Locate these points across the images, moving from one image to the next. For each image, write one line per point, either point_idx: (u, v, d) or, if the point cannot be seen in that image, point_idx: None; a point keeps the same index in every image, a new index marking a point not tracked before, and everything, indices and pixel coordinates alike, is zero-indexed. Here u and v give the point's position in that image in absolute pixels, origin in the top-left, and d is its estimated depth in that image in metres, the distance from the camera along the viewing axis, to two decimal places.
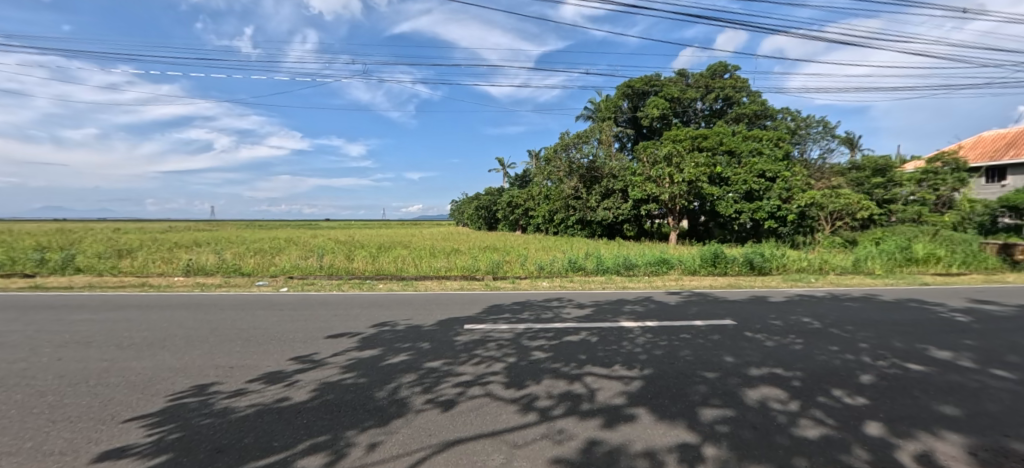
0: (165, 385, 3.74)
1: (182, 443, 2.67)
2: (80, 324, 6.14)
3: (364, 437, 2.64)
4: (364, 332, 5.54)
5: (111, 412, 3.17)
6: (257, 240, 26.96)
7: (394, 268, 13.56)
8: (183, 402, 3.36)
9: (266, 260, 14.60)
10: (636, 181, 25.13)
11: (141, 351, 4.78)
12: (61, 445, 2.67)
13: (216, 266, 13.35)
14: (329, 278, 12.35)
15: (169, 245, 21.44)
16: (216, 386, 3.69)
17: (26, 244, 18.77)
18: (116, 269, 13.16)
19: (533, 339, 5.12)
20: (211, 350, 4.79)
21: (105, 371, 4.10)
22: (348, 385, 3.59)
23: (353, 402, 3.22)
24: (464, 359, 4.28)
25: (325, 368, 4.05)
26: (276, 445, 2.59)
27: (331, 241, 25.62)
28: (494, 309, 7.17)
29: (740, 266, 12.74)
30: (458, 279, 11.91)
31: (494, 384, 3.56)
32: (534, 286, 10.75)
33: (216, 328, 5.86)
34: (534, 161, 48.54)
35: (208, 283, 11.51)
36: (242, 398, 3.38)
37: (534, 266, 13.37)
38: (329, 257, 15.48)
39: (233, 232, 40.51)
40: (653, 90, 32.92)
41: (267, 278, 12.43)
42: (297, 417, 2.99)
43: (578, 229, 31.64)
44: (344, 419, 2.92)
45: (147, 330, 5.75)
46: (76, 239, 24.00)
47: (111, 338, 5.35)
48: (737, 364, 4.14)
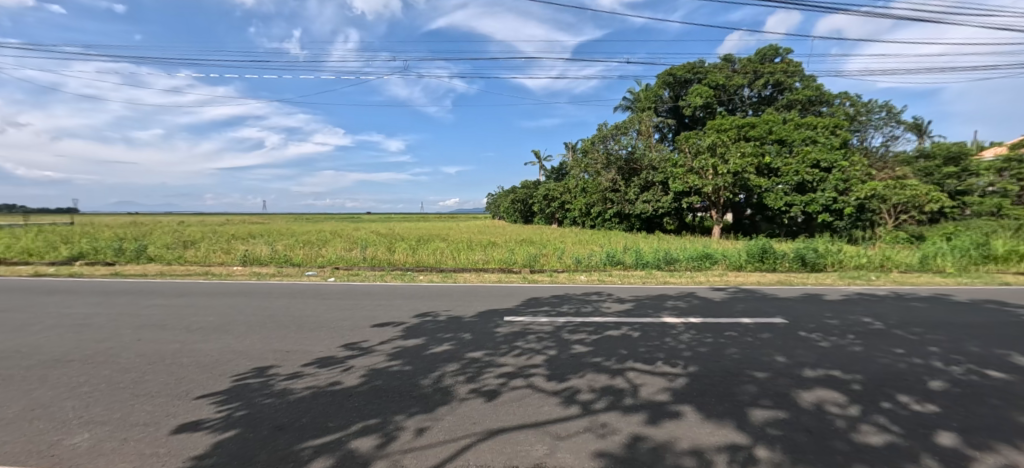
0: (231, 366, 4.05)
1: (248, 419, 2.89)
2: (154, 308, 6.72)
3: (412, 422, 2.75)
4: (407, 322, 5.72)
5: (185, 389, 3.48)
6: (305, 232, 28.57)
7: (433, 260, 13.88)
8: (246, 382, 3.61)
9: (314, 252, 15.37)
10: (677, 173, 24.34)
11: (207, 334, 5.18)
12: (145, 417, 2.96)
13: (269, 256, 14.22)
14: (372, 269, 12.85)
15: (227, 237, 23.07)
16: (275, 369, 3.95)
17: (105, 235, 20.79)
18: (183, 259, 14.30)
19: (573, 332, 5.11)
20: (268, 335, 5.12)
21: (179, 352, 4.49)
22: (394, 372, 3.74)
23: (399, 389, 3.34)
24: (505, 350, 4.33)
25: (373, 355, 4.22)
26: (331, 425, 2.74)
27: (373, 234, 26.49)
28: (532, 302, 7.19)
29: (790, 262, 12.07)
30: (495, 272, 12.04)
31: (535, 376, 3.59)
32: (571, 279, 10.72)
33: (271, 315, 6.23)
34: (571, 153, 48.22)
35: (262, 272, 12.29)
36: (298, 381, 3.60)
37: (572, 259, 13.30)
38: (371, 249, 16.09)
39: (283, 225, 42.67)
40: (695, 78, 31.59)
41: (315, 268, 13.12)
42: (347, 400, 3.15)
43: (616, 222, 31.19)
44: (392, 404, 3.05)
45: (212, 315, 6.25)
46: (147, 231, 26.16)
47: (181, 322, 5.82)
48: (789, 365, 3.95)
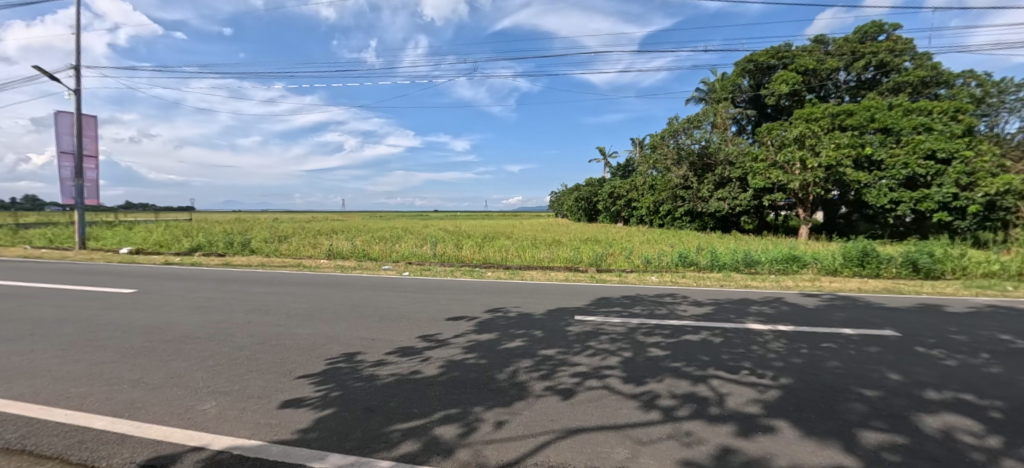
0: (325, 350, 4.43)
1: (342, 400, 3.15)
2: (259, 295, 7.58)
3: (491, 415, 2.81)
4: (479, 317, 5.88)
5: (289, 368, 3.87)
6: (381, 228, 30.43)
7: (499, 257, 14.14)
8: (338, 366, 3.93)
9: (389, 247, 16.35)
10: (758, 168, 22.51)
11: (303, 320, 5.72)
12: (258, 390, 3.33)
13: (350, 251, 15.39)
14: (442, 264, 13.38)
15: (314, 232, 25.30)
16: (362, 355, 4.25)
17: (217, 230, 23.84)
18: (278, 252, 15.95)
19: (648, 335, 4.92)
20: (354, 324, 5.53)
21: (281, 334, 5.01)
22: (471, 365, 3.85)
23: (476, 381, 3.44)
24: (578, 350, 4.28)
25: (450, 348, 4.39)
26: (416, 412, 2.89)
27: (442, 231, 27.59)
28: (602, 302, 7.04)
29: (898, 267, 10.64)
30: (561, 270, 11.97)
31: (611, 378, 3.51)
32: (641, 280, 10.36)
33: (356, 305, 6.73)
34: (639, 149, 46.64)
35: (345, 265, 13.34)
36: (383, 368, 3.84)
37: (641, 259, 12.84)
38: (441, 245, 16.74)
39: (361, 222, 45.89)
40: (780, 64, 28.91)
41: (391, 262, 13.95)
42: (429, 389, 3.30)
43: (687, 221, 29.57)
44: (471, 395, 3.15)
45: (306, 303, 6.90)
46: (250, 227, 29.52)
47: (281, 308, 6.50)
48: (906, 384, 3.47)
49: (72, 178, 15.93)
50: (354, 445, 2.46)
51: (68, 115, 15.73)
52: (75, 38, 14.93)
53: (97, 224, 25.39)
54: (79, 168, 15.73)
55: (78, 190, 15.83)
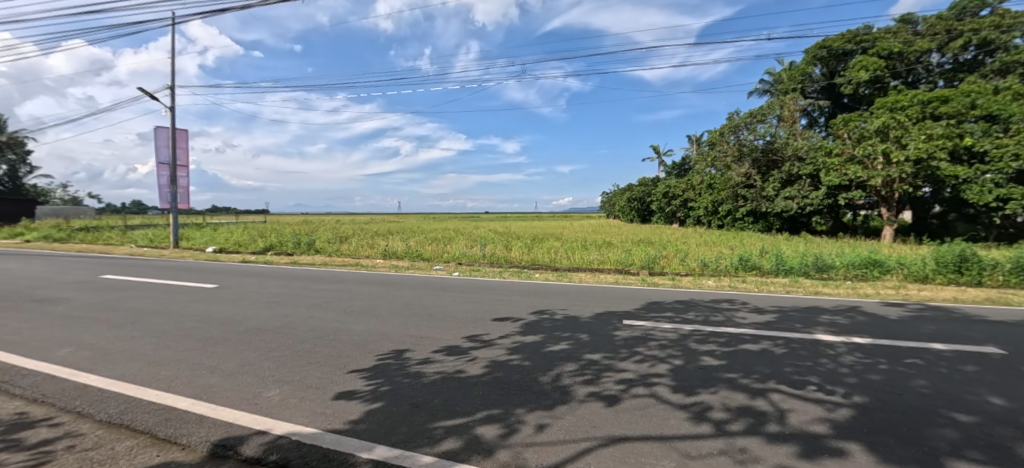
0: (376, 346, 4.63)
1: (390, 394, 3.26)
2: (321, 292, 8.08)
3: (532, 417, 2.79)
4: (525, 318, 5.87)
5: (343, 362, 4.07)
6: (434, 230, 31.32)
7: (548, 258, 14.09)
8: (388, 362, 4.09)
9: (440, 248, 16.83)
10: (832, 164, 20.70)
11: (358, 317, 6.01)
12: (316, 382, 3.54)
13: (405, 251, 16.01)
14: (492, 265, 13.55)
15: (372, 233, 26.59)
16: (411, 352, 4.39)
17: (287, 231, 25.80)
18: (339, 251, 16.93)
19: (701, 342, 4.67)
20: (405, 321, 5.73)
21: (338, 330, 5.31)
22: (514, 366, 3.85)
23: (519, 383, 3.44)
24: (625, 355, 4.14)
25: (494, 348, 4.43)
26: (459, 410, 2.93)
27: (492, 232, 27.93)
28: (653, 306, 6.77)
29: (1005, 274, 9.32)
30: (611, 273, 11.69)
31: (659, 386, 3.36)
32: (697, 284, 9.87)
33: (407, 304, 6.97)
34: (696, 146, 44.59)
35: (399, 265, 13.89)
36: (430, 365, 3.94)
37: (696, 262, 12.25)
38: (490, 246, 16.99)
39: (415, 224, 47.68)
40: (858, 49, 26.42)
41: (442, 263, 14.35)
42: (472, 388, 3.34)
43: (750, 222, 27.82)
44: (513, 397, 3.14)
45: (361, 301, 7.25)
46: (316, 228, 31.68)
47: (340, 305, 6.88)
48: (1011, 411, 3.02)
49: (168, 185, 17.89)
50: (399, 439, 2.54)
51: (165, 129, 17.70)
52: (171, 60, 16.77)
53: (189, 226, 28.43)
54: (173, 176, 17.65)
55: (172, 195, 17.76)
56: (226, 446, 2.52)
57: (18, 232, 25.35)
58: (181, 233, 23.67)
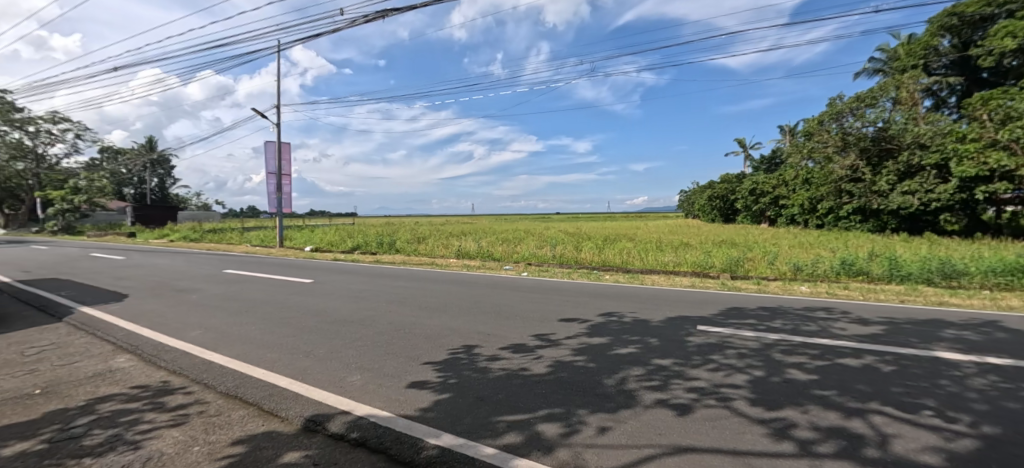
0: (447, 340, 4.87)
1: (457, 387, 3.43)
2: (399, 289, 8.65)
3: (594, 419, 2.78)
4: (592, 320, 5.80)
5: (417, 354, 4.35)
6: (505, 231, 31.99)
7: (620, 260, 13.73)
8: (458, 356, 4.29)
9: (511, 248, 17.15)
10: (967, 151, 17.74)
11: (431, 313, 6.35)
12: (392, 370, 3.83)
13: (477, 251, 16.56)
14: (561, 266, 13.52)
15: (447, 234, 27.90)
16: (479, 348, 4.56)
17: (371, 232, 27.95)
18: (417, 251, 17.96)
19: (788, 353, 4.28)
20: (475, 319, 5.95)
21: (413, 324, 5.66)
22: (578, 367, 3.84)
23: (583, 384, 3.43)
24: (698, 363, 3.93)
25: (559, 348, 4.44)
26: (521, 407, 3.00)
27: (562, 233, 27.77)
28: (735, 313, 6.31)
29: None
30: (687, 276, 11.09)
31: (735, 398, 3.16)
32: (788, 290, 9.01)
33: (477, 302, 7.22)
34: (790, 137, 40.56)
35: (472, 265, 14.38)
36: (496, 362, 4.07)
37: (788, 266, 11.19)
38: (559, 247, 16.95)
39: (487, 225, 49.09)
40: (1001, 13, 22.32)
41: (512, 263, 14.62)
42: (536, 385, 3.41)
43: (856, 221, 24.73)
44: (576, 397, 3.15)
45: (435, 298, 7.65)
46: (396, 229, 33.86)
47: (415, 301, 7.32)
48: None
49: (274, 192, 20.31)
50: (464, 429, 2.68)
51: (272, 143, 20.15)
52: (277, 81, 19.03)
53: (291, 228, 31.92)
54: (277, 184, 20.00)
55: (278, 201, 20.15)
56: (316, 422, 2.84)
57: (164, 233, 30.31)
58: (284, 234, 26.65)
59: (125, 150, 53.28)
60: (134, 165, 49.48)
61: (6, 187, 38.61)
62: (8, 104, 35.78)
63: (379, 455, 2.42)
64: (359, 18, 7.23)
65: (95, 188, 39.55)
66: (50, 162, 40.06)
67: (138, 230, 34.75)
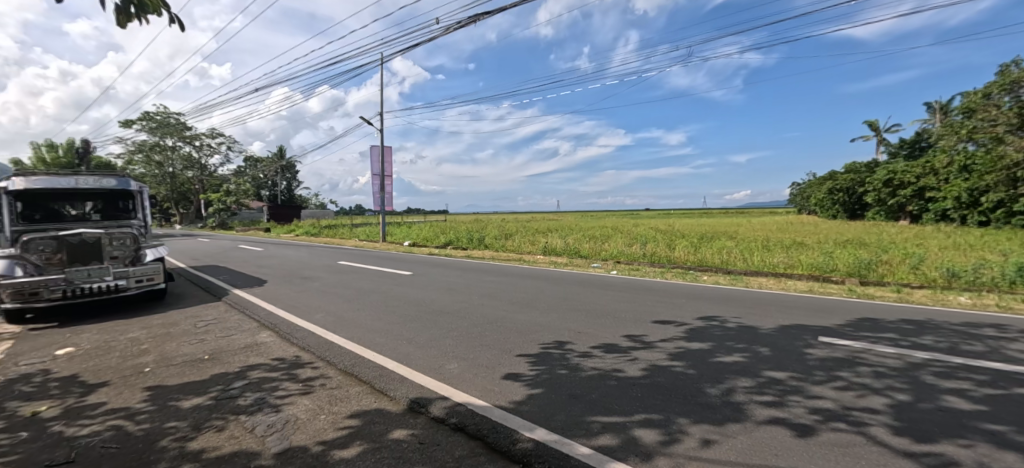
0: (538, 335, 4.93)
1: (550, 382, 3.45)
2: (490, 283, 8.98)
3: (697, 430, 2.60)
4: (691, 323, 5.44)
5: (510, 347, 4.47)
6: (592, 227, 31.37)
7: (720, 259, 12.68)
8: (549, 351, 4.31)
9: (598, 245, 16.79)
10: None
11: (521, 307, 6.48)
12: (487, 361, 3.97)
13: (563, 248, 16.49)
14: (653, 265, 12.89)
15: (533, 231, 28.18)
16: (570, 345, 4.54)
17: (462, 228, 29.33)
18: (505, 247, 18.45)
19: (943, 376, 3.59)
20: (564, 315, 5.94)
21: (504, 318, 5.82)
22: (677, 373, 3.62)
23: (683, 391, 3.22)
24: (820, 379, 3.47)
25: (656, 351, 4.23)
26: (616, 409, 2.92)
27: (652, 230, 26.45)
28: (868, 324, 5.44)
29: None
30: (802, 279, 9.88)
31: (871, 424, 2.72)
32: (939, 300, 7.55)
33: (566, 299, 7.20)
34: (941, 116, 33.95)
35: (559, 262, 14.37)
36: (588, 360, 4.01)
37: (938, 271, 9.38)
38: (650, 245, 16.18)
39: (573, 221, 48.49)
40: None
41: (600, 261, 14.30)
42: (631, 388, 3.29)
43: None
44: (676, 405, 2.97)
45: (524, 293, 7.79)
46: (484, 226, 35.04)
47: (506, 295, 7.53)
48: None
49: (378, 192, 22.34)
50: (558, 425, 2.68)
51: (377, 147, 22.15)
52: (381, 91, 20.80)
53: (392, 224, 34.77)
54: (381, 184, 21.91)
55: (381, 200, 22.11)
56: (420, 404, 3.06)
57: (291, 229, 34.92)
58: (386, 230, 29.15)
59: (262, 158, 62.40)
60: (269, 171, 57.70)
61: (181, 190, 47.63)
62: (181, 124, 43.98)
63: (478, 441, 2.53)
64: (454, 25, 7.58)
65: (241, 191, 47.00)
66: (209, 170, 48.33)
67: (272, 226, 40.54)
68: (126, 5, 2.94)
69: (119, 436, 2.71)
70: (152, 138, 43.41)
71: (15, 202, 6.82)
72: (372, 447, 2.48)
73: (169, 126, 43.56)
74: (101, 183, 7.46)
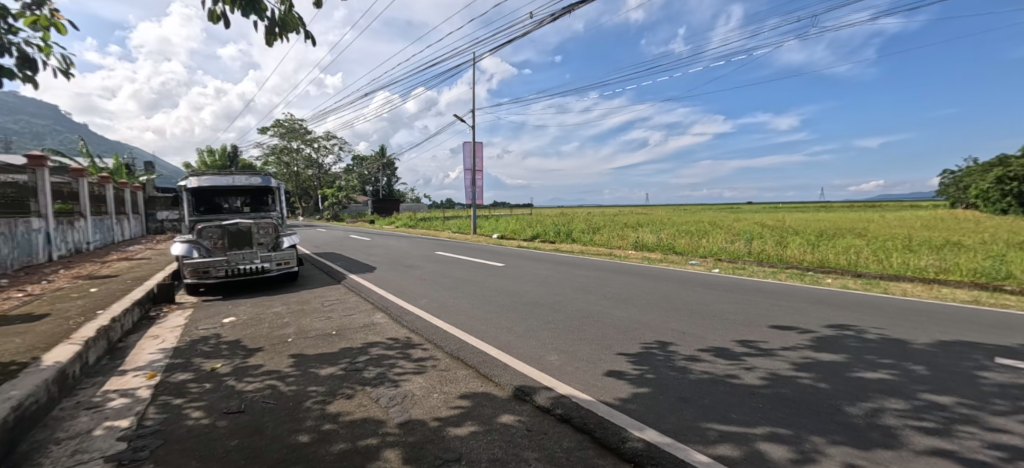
0: (639, 334, 4.76)
1: (655, 383, 3.31)
2: (582, 277, 8.90)
3: (837, 452, 2.30)
4: (817, 331, 4.83)
5: (609, 343, 4.38)
6: (686, 221, 29.41)
7: (845, 260, 11.10)
8: (651, 351, 4.13)
9: (695, 241, 15.73)
10: None
11: (617, 304, 6.31)
12: (587, 357, 3.92)
13: (656, 244, 15.73)
14: (760, 264, 11.72)
15: (622, 225, 27.24)
16: (674, 346, 4.31)
17: (548, 221, 29.42)
18: (593, 241, 18.14)
19: None
20: (665, 314, 5.65)
21: (600, 313, 5.72)
22: (805, 386, 3.24)
23: (814, 407, 2.87)
24: (1002, 409, 2.85)
25: (777, 360, 3.83)
26: (734, 418, 2.71)
27: (758, 225, 23.98)
28: None
29: None
30: (961, 287, 8.22)
31: None
32: None
33: (666, 297, 6.85)
34: None
35: (652, 257, 13.75)
36: (698, 363, 3.76)
37: None
38: (757, 241, 14.72)
39: (664, 215, 45.93)
40: None
41: (698, 258, 13.37)
42: (750, 397, 3.02)
43: None
44: (807, 421, 2.66)
45: (619, 288, 7.58)
46: (570, 219, 34.70)
47: (601, 290, 7.39)
48: None
49: (469, 186, 23.32)
50: (670, 428, 2.56)
51: (469, 143, 23.11)
52: (473, 89, 21.64)
53: (481, 217, 36.13)
54: (473, 179, 22.83)
55: (472, 194, 23.07)
56: (524, 392, 3.13)
57: (392, 221, 38.11)
58: (476, 222, 30.37)
59: (368, 156, 68.74)
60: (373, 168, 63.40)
61: (303, 186, 54.55)
62: (304, 128, 50.21)
63: (585, 435, 2.52)
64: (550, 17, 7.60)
65: (350, 187, 52.44)
66: (325, 168, 54.55)
67: (376, 219, 44.58)
68: (273, 26, 3.39)
69: (275, 394, 3.19)
70: (282, 142, 50.28)
71: (193, 198, 8.36)
72: (483, 429, 2.60)
73: (295, 131, 50.03)
74: (250, 182, 8.76)
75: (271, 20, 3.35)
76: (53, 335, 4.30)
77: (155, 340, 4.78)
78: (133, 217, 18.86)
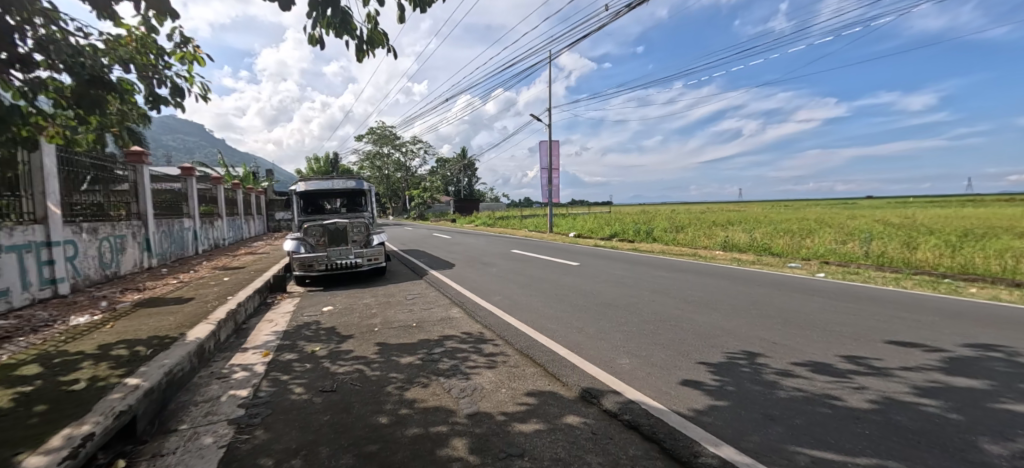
0: (722, 342, 4.44)
1: (738, 397, 3.06)
2: (661, 279, 8.50)
3: None
4: (950, 351, 4.09)
5: (687, 350, 4.14)
6: (786, 220, 26.53)
7: (996, 265, 9.23)
8: (735, 362, 3.83)
9: (795, 241, 14.17)
10: None
11: (698, 308, 5.95)
12: (661, 363, 3.76)
13: (749, 244, 14.44)
14: (879, 268, 10.19)
15: (710, 223, 25.34)
16: (764, 358, 3.95)
17: (628, 220, 28.39)
18: (677, 240, 17.16)
19: None
20: (753, 321, 5.21)
21: (678, 317, 5.43)
22: (928, 414, 2.79)
23: (937, 440, 2.46)
24: None
25: (892, 382, 3.33)
26: (830, 444, 2.42)
27: (878, 224, 20.78)
28: None
29: None
30: None
31: None
32: None
33: (756, 302, 6.30)
34: None
35: (743, 259, 12.65)
36: (790, 379, 3.41)
37: None
38: (875, 242, 12.82)
39: (760, 213, 41.78)
40: None
41: (799, 260, 12.02)
42: (852, 422, 2.68)
43: None
44: (925, 456, 2.29)
45: (702, 291, 7.13)
46: (651, 218, 33.09)
47: (681, 293, 7.01)
48: None
49: (546, 185, 23.34)
50: (751, 447, 2.37)
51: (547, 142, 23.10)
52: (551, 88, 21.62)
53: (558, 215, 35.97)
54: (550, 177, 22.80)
55: (549, 192, 23.06)
56: (592, 394, 3.10)
57: (472, 219, 39.53)
58: (553, 221, 30.32)
59: (451, 158, 71.93)
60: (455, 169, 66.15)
61: (393, 188, 58.72)
62: (394, 134, 54.00)
63: (653, 444, 2.43)
64: None
65: (434, 187, 55.34)
66: (412, 171, 58.17)
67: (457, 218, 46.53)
68: (361, 43, 3.72)
69: (362, 378, 3.52)
70: (375, 148, 54.62)
71: (301, 200, 9.52)
72: (548, 428, 2.63)
73: (386, 137, 54.02)
74: (346, 184, 9.70)
75: (361, 38, 3.68)
76: (196, 315, 5.18)
77: (270, 323, 5.54)
78: (257, 217, 21.84)
